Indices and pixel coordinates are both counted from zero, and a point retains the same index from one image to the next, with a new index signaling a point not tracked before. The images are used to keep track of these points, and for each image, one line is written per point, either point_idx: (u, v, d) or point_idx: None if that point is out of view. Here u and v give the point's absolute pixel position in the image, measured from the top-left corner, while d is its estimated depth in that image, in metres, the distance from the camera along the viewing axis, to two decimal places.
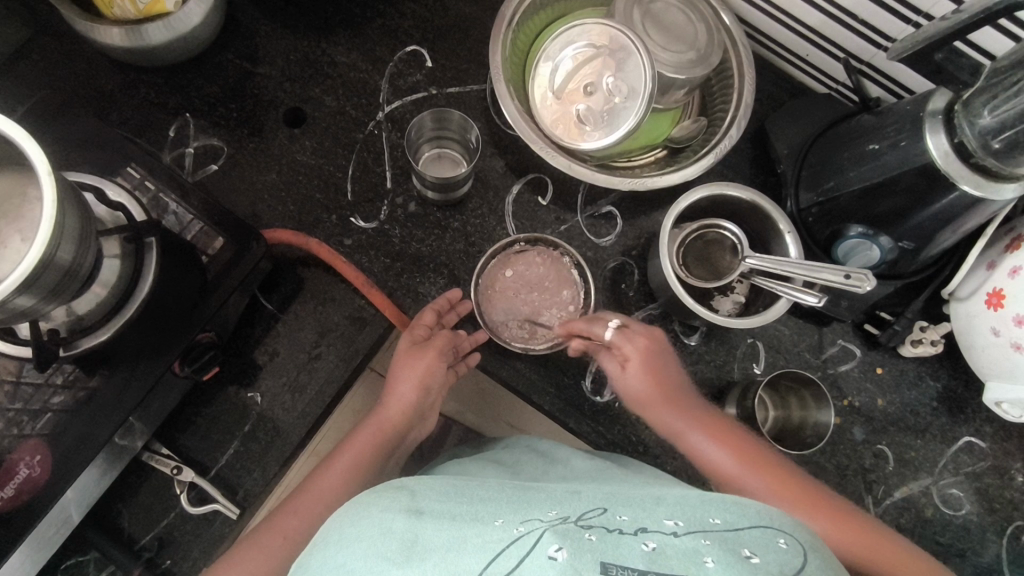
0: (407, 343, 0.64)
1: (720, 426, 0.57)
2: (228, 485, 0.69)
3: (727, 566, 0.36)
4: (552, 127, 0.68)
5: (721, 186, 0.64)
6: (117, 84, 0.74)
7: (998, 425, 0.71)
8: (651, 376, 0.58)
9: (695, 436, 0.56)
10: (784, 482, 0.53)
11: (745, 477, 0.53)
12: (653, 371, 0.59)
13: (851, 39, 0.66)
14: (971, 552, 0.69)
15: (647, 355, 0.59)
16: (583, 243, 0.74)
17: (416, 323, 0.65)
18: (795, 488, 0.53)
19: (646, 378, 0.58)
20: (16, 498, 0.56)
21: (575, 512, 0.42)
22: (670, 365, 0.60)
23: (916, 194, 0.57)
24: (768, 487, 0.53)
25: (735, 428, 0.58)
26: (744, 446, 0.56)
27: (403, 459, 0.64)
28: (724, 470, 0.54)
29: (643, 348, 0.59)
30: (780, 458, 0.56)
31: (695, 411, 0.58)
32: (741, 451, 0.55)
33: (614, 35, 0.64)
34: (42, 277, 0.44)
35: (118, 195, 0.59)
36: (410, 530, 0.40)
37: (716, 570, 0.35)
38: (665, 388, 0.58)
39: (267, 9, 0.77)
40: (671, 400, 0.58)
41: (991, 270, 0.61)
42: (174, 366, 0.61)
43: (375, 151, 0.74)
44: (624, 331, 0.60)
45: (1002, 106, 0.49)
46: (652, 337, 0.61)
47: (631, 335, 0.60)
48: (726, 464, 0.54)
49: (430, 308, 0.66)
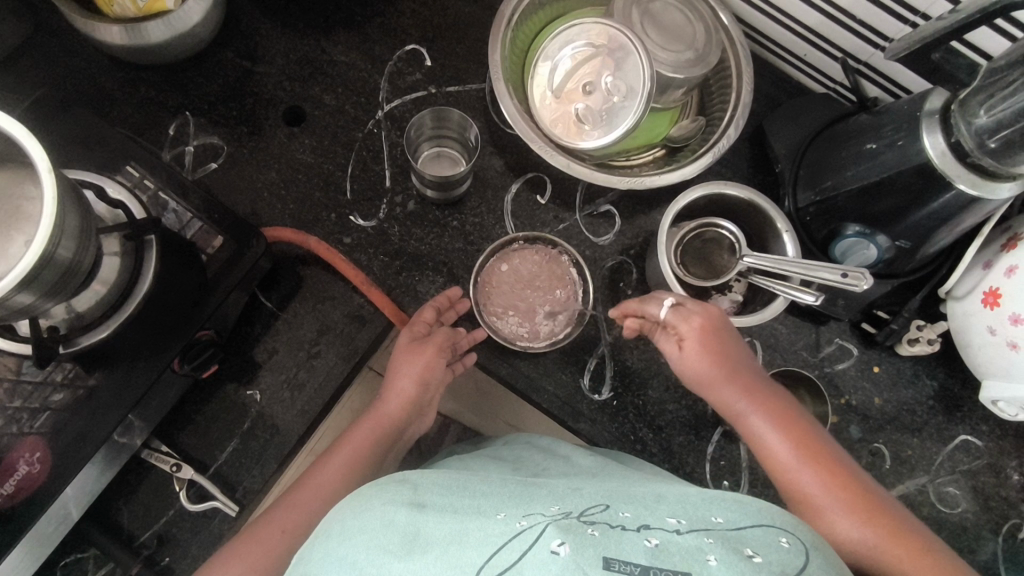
0: (406, 339, 0.64)
1: (784, 415, 0.56)
2: (227, 482, 0.69)
3: (730, 565, 0.36)
4: (552, 126, 0.68)
5: (719, 184, 0.65)
6: (117, 82, 0.74)
7: (994, 424, 0.72)
8: (713, 358, 0.57)
9: (757, 422, 0.56)
10: (845, 486, 0.52)
11: (798, 473, 0.53)
12: (715, 351, 0.57)
13: (848, 39, 0.67)
14: (967, 550, 0.69)
15: (706, 338, 0.57)
16: (581, 242, 0.74)
17: (415, 320, 0.65)
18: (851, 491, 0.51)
19: (708, 359, 0.57)
20: (16, 496, 0.56)
21: (577, 507, 0.42)
22: (736, 346, 0.58)
23: (913, 193, 0.57)
24: (822, 486, 0.52)
25: (802, 417, 0.56)
26: (807, 439, 0.54)
27: (401, 456, 0.64)
28: (779, 463, 0.54)
29: (706, 327, 0.57)
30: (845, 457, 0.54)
31: (760, 398, 0.57)
32: (800, 444, 0.54)
33: (613, 34, 0.65)
34: (42, 274, 0.45)
35: (118, 193, 0.59)
36: (413, 523, 0.40)
37: (718, 569, 0.36)
38: (727, 369, 0.57)
39: (267, 7, 0.77)
40: (734, 383, 0.57)
41: (988, 269, 0.62)
42: (173, 364, 0.61)
43: (374, 150, 0.75)
44: (680, 312, 0.58)
45: (998, 105, 0.49)
46: (714, 316, 0.58)
47: (688, 316, 0.57)
48: (783, 456, 0.54)
49: (430, 306, 0.66)
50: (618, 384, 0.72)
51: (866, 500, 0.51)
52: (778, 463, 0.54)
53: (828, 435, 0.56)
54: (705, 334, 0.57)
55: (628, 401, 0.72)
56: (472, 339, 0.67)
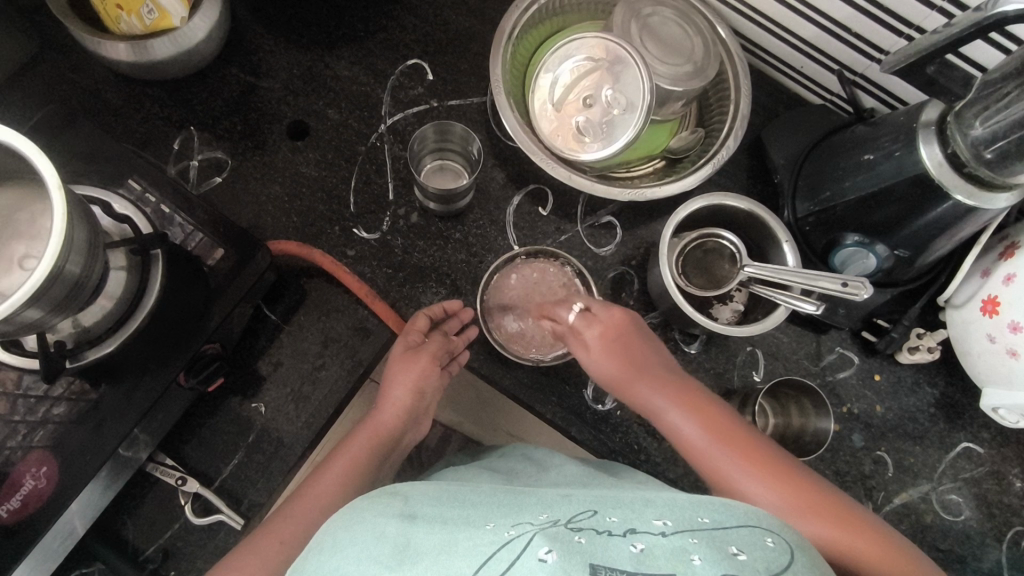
0: (400, 348, 0.65)
1: (699, 403, 0.57)
2: (232, 496, 0.69)
3: (714, 564, 0.36)
4: (552, 138, 0.69)
5: (720, 196, 0.66)
6: (122, 98, 0.75)
7: (995, 431, 0.72)
8: (616, 354, 0.60)
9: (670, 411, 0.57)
10: (754, 460, 0.53)
11: (708, 449, 0.54)
12: (614, 345, 0.60)
13: (844, 52, 0.68)
14: (971, 557, 0.70)
15: (611, 328, 0.61)
16: (583, 253, 0.75)
17: (410, 327, 0.66)
18: (760, 464, 0.52)
19: (612, 359, 0.60)
20: (21, 511, 0.56)
21: (566, 514, 0.42)
22: (644, 345, 0.61)
23: (912, 203, 0.58)
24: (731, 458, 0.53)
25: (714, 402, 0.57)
26: (716, 417, 0.56)
27: (400, 459, 0.65)
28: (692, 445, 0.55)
29: (604, 333, 0.61)
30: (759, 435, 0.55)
31: (670, 386, 0.58)
32: (708, 423, 0.55)
33: (612, 48, 0.66)
34: (51, 289, 0.45)
35: (124, 208, 0.60)
36: (403, 533, 0.40)
37: (703, 567, 0.36)
38: (634, 360, 0.60)
39: (270, 23, 0.78)
40: (640, 373, 0.59)
41: (986, 278, 0.62)
42: (179, 378, 0.62)
43: (378, 164, 0.75)
44: (584, 314, 0.62)
45: (994, 116, 0.50)
46: (612, 319, 0.61)
47: (591, 317, 0.62)
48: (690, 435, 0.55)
49: (422, 313, 0.66)
50: None
51: (779, 471, 0.52)
52: (689, 443, 0.55)
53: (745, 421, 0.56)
54: (607, 336, 0.61)
55: (631, 412, 0.72)
56: (465, 341, 0.67)
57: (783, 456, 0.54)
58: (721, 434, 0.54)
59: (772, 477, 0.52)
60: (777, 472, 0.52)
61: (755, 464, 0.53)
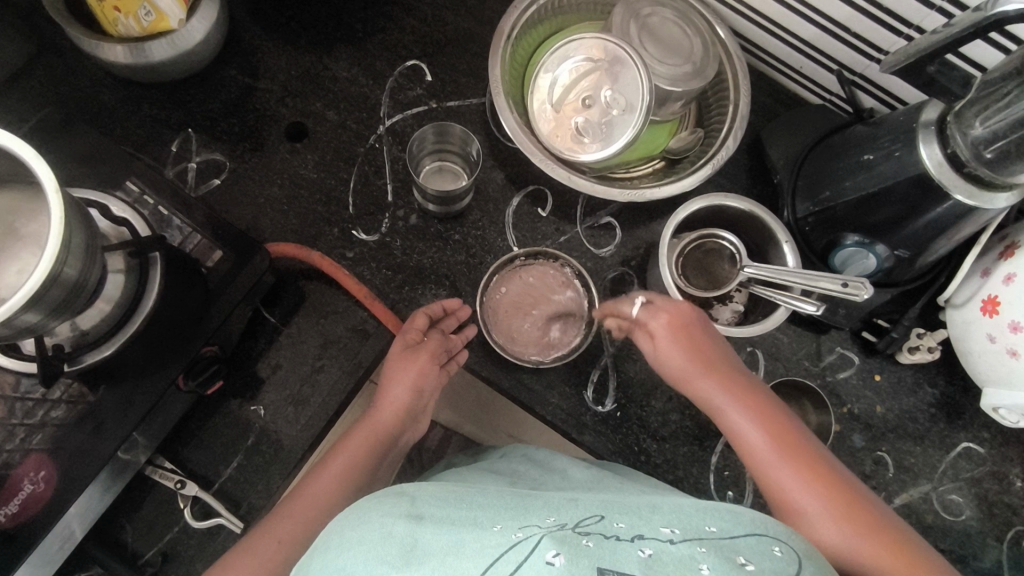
0: (398, 347, 0.64)
1: (763, 407, 0.57)
2: (232, 498, 0.69)
3: (723, 573, 0.36)
4: (552, 139, 0.69)
5: (720, 197, 0.65)
6: (120, 100, 0.74)
7: (995, 431, 0.72)
8: (683, 346, 0.60)
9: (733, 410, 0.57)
10: (811, 472, 0.53)
11: (766, 454, 0.54)
12: (681, 338, 0.60)
13: (843, 52, 0.68)
14: (972, 557, 0.69)
15: (678, 320, 0.60)
16: (583, 254, 0.75)
17: (408, 326, 0.65)
18: (816, 476, 0.53)
19: (678, 351, 0.60)
20: (19, 515, 0.55)
21: (572, 519, 0.42)
22: (713, 341, 0.60)
23: (911, 203, 0.58)
24: (787, 465, 0.53)
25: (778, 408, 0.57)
26: (778, 425, 0.56)
27: (398, 456, 0.65)
28: (751, 447, 0.55)
29: (669, 324, 0.60)
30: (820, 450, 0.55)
31: (734, 385, 0.58)
32: (770, 427, 0.55)
33: (611, 48, 0.66)
34: (49, 293, 0.45)
35: (122, 210, 0.60)
36: (411, 534, 0.40)
37: None
38: (704, 351, 0.59)
39: (269, 25, 0.78)
40: (706, 369, 0.59)
41: (986, 277, 0.62)
42: (177, 381, 0.62)
43: (376, 165, 0.75)
44: (648, 305, 0.62)
45: (994, 116, 0.50)
46: (678, 311, 0.61)
47: (654, 309, 0.61)
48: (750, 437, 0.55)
49: (421, 311, 0.66)
50: (621, 396, 0.72)
51: (835, 487, 0.52)
52: (746, 444, 0.56)
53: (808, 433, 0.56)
54: (674, 327, 0.60)
55: (631, 413, 0.72)
56: (464, 340, 0.67)
57: (840, 472, 0.54)
58: (782, 441, 0.55)
59: (827, 491, 0.52)
60: (833, 488, 0.52)
61: (812, 476, 0.53)
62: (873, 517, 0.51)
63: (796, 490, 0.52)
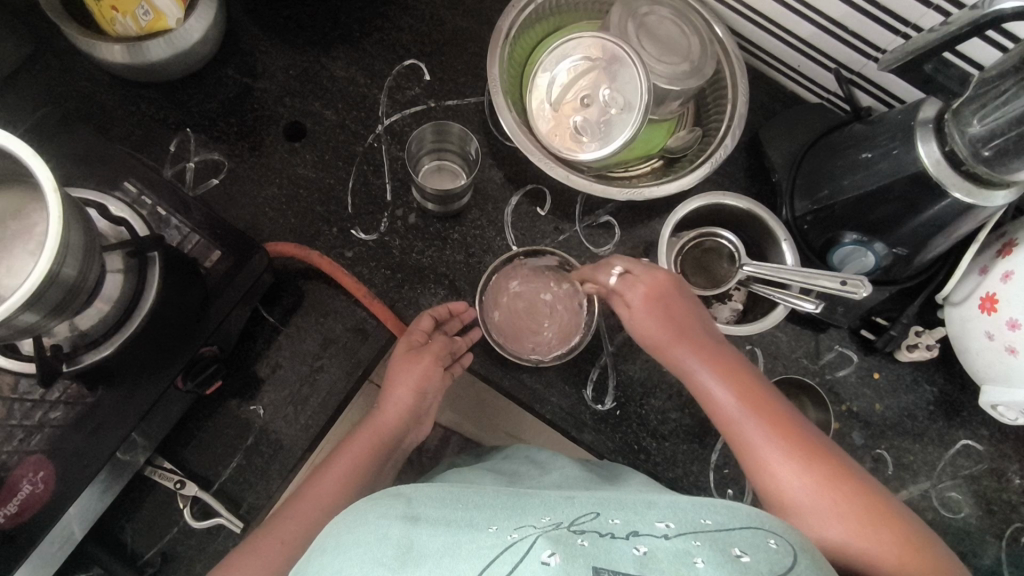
0: (403, 348, 0.64)
1: (740, 377, 0.56)
2: (232, 498, 0.69)
3: (717, 566, 0.37)
4: (550, 138, 0.69)
5: (719, 195, 0.66)
6: (117, 100, 0.74)
7: (994, 428, 0.72)
8: (659, 317, 0.59)
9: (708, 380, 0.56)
10: (788, 441, 0.52)
11: (741, 424, 0.54)
12: (657, 309, 0.59)
13: (841, 50, 0.68)
14: (971, 554, 0.70)
15: (655, 291, 0.59)
16: (582, 253, 0.75)
17: (413, 328, 0.65)
18: (792, 445, 0.52)
19: (654, 322, 0.59)
20: (19, 516, 0.55)
21: (568, 517, 0.42)
22: (690, 310, 0.60)
23: (909, 201, 0.58)
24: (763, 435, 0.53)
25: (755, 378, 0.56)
26: (755, 394, 0.55)
27: (400, 460, 0.64)
28: (727, 418, 0.55)
29: (648, 295, 0.59)
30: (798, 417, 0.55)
31: (710, 356, 0.57)
32: (746, 398, 0.55)
33: (609, 47, 0.66)
34: (48, 292, 0.45)
35: (120, 211, 0.60)
36: (406, 535, 0.40)
37: (706, 571, 0.36)
38: (676, 319, 0.59)
39: (266, 24, 0.78)
40: (682, 339, 0.58)
41: (984, 275, 0.62)
42: (176, 381, 0.62)
43: (375, 164, 0.75)
44: (626, 277, 0.60)
45: (992, 114, 0.50)
46: (655, 283, 0.60)
47: (632, 280, 0.60)
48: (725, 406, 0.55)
49: (427, 314, 0.66)
50: (621, 395, 0.72)
51: (811, 456, 0.52)
52: (722, 414, 0.55)
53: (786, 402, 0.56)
54: (651, 297, 0.59)
55: (631, 411, 0.72)
56: (468, 343, 0.67)
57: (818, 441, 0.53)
58: (754, 405, 0.54)
59: (802, 460, 0.52)
60: (809, 457, 0.52)
61: (788, 445, 0.52)
62: (849, 485, 0.51)
63: (770, 454, 0.52)
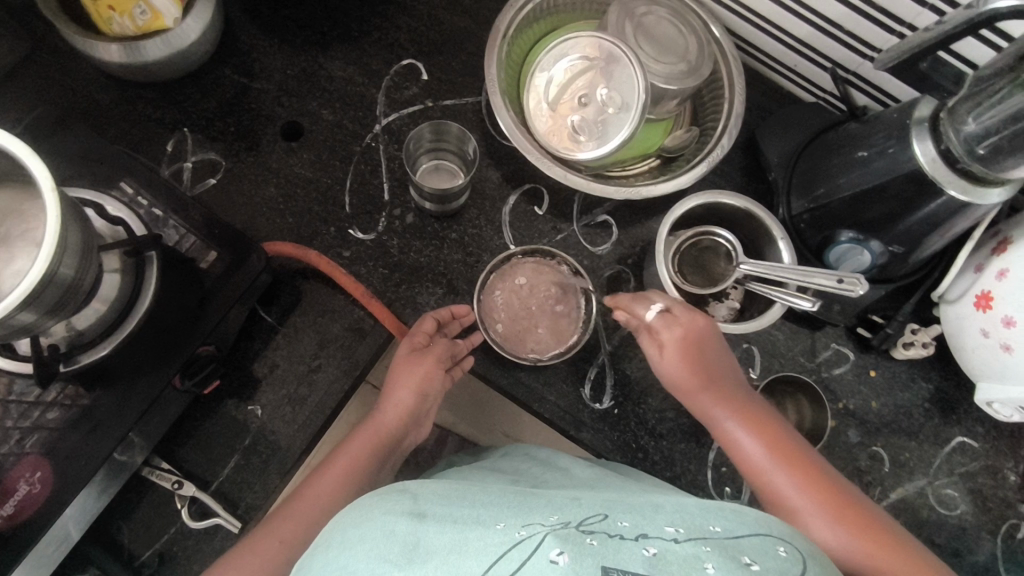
0: (405, 350, 0.64)
1: (763, 426, 0.57)
2: (229, 499, 0.69)
3: (727, 572, 0.36)
4: (548, 138, 0.69)
5: (716, 194, 0.66)
6: (114, 99, 0.74)
7: (989, 425, 0.73)
8: (689, 363, 0.58)
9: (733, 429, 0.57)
10: (818, 489, 0.53)
11: (768, 472, 0.54)
12: (688, 356, 0.58)
13: (837, 50, 0.68)
14: (967, 551, 0.70)
15: (689, 334, 0.58)
16: (579, 252, 0.75)
17: (415, 330, 0.65)
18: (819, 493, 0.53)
19: (685, 367, 0.58)
20: (15, 517, 0.55)
21: (576, 517, 0.42)
22: (718, 353, 0.59)
23: (905, 200, 0.58)
24: (793, 483, 0.53)
25: (780, 428, 0.57)
26: (782, 443, 0.56)
27: (398, 462, 0.63)
28: (755, 466, 0.55)
29: (681, 338, 0.58)
30: (822, 463, 0.56)
31: (735, 403, 0.58)
32: (773, 447, 0.55)
33: (607, 47, 0.66)
34: (44, 293, 0.44)
35: (117, 210, 0.60)
36: (414, 532, 0.40)
37: None
38: (707, 362, 0.58)
39: (264, 24, 0.78)
40: (708, 386, 0.58)
41: (979, 273, 0.63)
42: (174, 381, 0.61)
43: (373, 164, 0.75)
44: (664, 314, 0.59)
45: (987, 112, 0.50)
46: (692, 324, 0.58)
47: (671, 319, 0.59)
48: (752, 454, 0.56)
49: (430, 316, 0.66)
50: (618, 393, 0.72)
51: (839, 499, 0.52)
52: (748, 463, 0.56)
53: (809, 449, 0.57)
54: (684, 341, 0.58)
55: (629, 410, 0.72)
56: (468, 347, 0.67)
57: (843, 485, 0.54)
58: (779, 451, 0.55)
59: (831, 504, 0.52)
60: (837, 501, 0.52)
61: (816, 491, 0.53)
62: (878, 524, 0.51)
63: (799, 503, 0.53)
